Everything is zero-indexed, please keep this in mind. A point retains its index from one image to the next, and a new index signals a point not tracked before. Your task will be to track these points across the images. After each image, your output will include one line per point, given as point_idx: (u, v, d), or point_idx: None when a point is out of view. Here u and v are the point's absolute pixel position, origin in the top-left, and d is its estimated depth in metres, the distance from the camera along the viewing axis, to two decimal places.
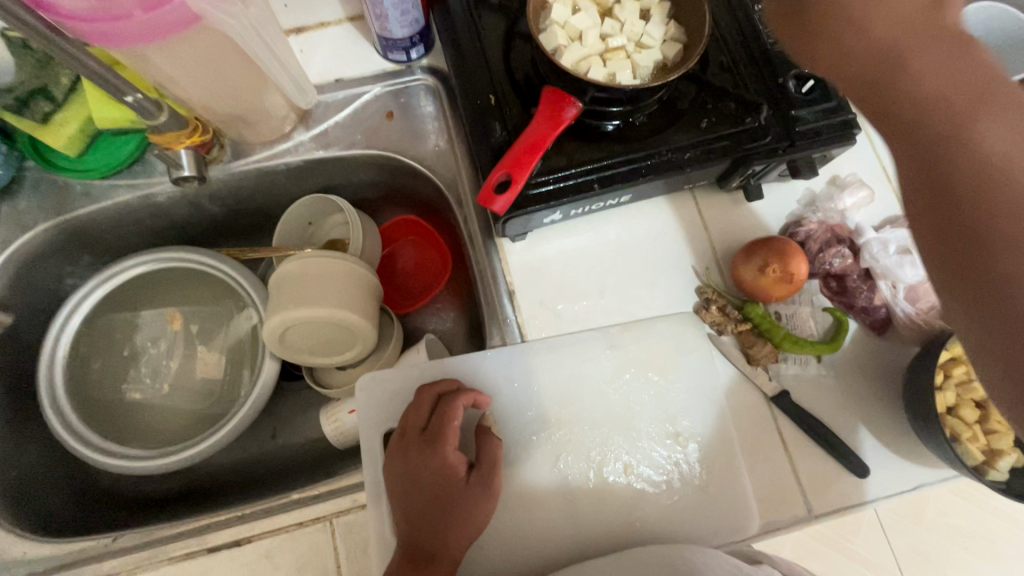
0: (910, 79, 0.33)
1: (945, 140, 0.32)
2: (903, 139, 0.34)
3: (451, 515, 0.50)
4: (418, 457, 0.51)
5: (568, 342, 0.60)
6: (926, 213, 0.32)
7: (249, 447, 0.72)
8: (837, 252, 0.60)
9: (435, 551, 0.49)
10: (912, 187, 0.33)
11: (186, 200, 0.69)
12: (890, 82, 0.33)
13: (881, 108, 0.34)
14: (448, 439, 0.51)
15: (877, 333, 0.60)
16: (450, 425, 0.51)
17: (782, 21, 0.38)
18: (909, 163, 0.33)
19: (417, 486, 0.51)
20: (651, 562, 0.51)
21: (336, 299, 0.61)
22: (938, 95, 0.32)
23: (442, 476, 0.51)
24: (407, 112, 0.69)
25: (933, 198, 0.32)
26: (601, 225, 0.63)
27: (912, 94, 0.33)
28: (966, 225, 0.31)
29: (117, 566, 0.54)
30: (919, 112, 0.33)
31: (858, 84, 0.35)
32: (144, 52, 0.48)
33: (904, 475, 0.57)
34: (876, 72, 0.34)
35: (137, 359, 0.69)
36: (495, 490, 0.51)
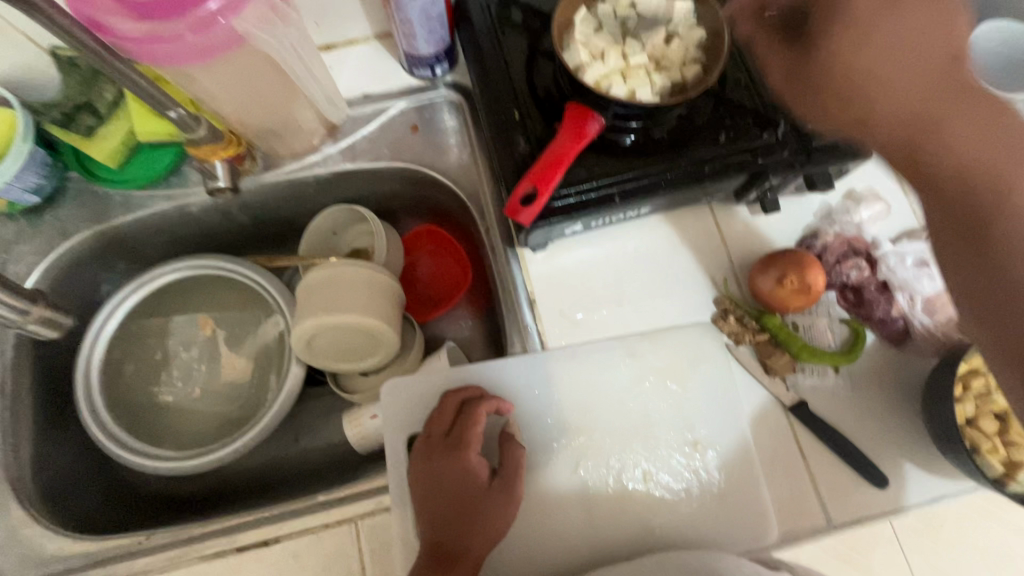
0: (940, 146, 0.38)
1: (973, 204, 0.37)
2: (935, 200, 0.39)
3: (475, 518, 0.51)
4: (442, 461, 0.53)
5: (588, 350, 0.61)
6: (957, 268, 0.38)
7: (274, 450, 0.73)
8: (852, 264, 0.60)
9: (458, 554, 0.50)
10: (946, 242, 0.39)
11: (219, 209, 0.71)
12: (921, 148, 0.38)
13: (913, 170, 0.39)
14: (472, 444, 0.52)
15: (895, 345, 0.61)
16: (473, 431, 0.53)
17: (803, 86, 0.43)
18: (939, 221, 0.39)
19: (440, 490, 0.52)
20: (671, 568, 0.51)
21: (362, 306, 0.63)
22: (958, 162, 0.37)
23: (464, 481, 0.52)
24: (430, 126, 0.72)
25: (966, 256, 0.38)
26: (619, 237, 0.65)
27: (939, 161, 0.38)
28: (991, 278, 0.36)
29: (149, 563, 0.56)
30: (946, 178, 0.38)
31: (885, 139, 0.40)
32: (190, 71, 0.51)
33: (923, 487, 0.57)
34: (907, 137, 0.39)
35: (169, 363, 0.71)
36: (516, 495, 0.53)
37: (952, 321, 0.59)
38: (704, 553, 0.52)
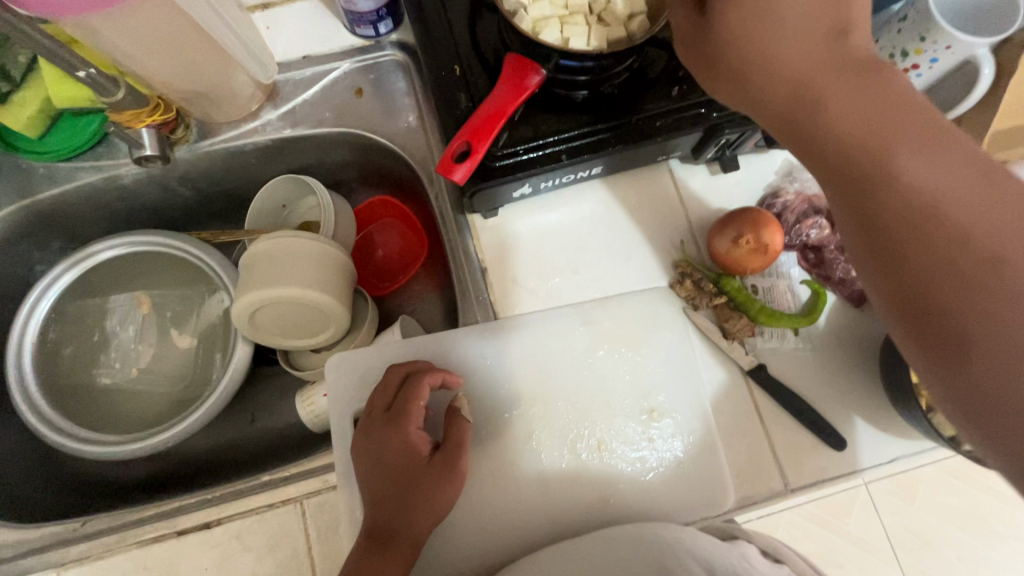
0: (825, 117, 0.35)
1: (867, 171, 0.34)
2: (828, 173, 0.36)
3: (416, 493, 0.49)
4: (380, 436, 0.50)
5: (540, 319, 0.59)
6: (863, 238, 0.35)
7: (227, 432, 0.71)
8: (813, 223, 0.59)
9: (399, 531, 0.48)
10: (846, 215, 0.36)
11: (155, 182, 0.67)
12: (805, 124, 0.36)
13: (799, 143, 0.37)
14: (411, 418, 0.50)
15: (856, 305, 0.59)
16: (415, 404, 0.50)
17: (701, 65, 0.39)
18: (835, 195, 0.36)
19: (379, 465, 0.50)
20: (619, 538, 0.50)
21: (305, 279, 0.60)
22: (874, 139, 0.34)
23: (404, 455, 0.49)
24: (377, 88, 0.68)
25: (861, 225, 0.35)
26: (574, 200, 0.62)
27: (831, 134, 0.35)
28: (920, 288, 0.32)
29: (84, 551, 0.53)
30: (836, 148, 0.35)
31: (777, 122, 0.38)
32: (90, 22, 0.47)
33: (881, 447, 0.56)
34: (787, 113, 0.37)
35: (108, 344, 0.68)
36: (459, 469, 0.50)
37: None
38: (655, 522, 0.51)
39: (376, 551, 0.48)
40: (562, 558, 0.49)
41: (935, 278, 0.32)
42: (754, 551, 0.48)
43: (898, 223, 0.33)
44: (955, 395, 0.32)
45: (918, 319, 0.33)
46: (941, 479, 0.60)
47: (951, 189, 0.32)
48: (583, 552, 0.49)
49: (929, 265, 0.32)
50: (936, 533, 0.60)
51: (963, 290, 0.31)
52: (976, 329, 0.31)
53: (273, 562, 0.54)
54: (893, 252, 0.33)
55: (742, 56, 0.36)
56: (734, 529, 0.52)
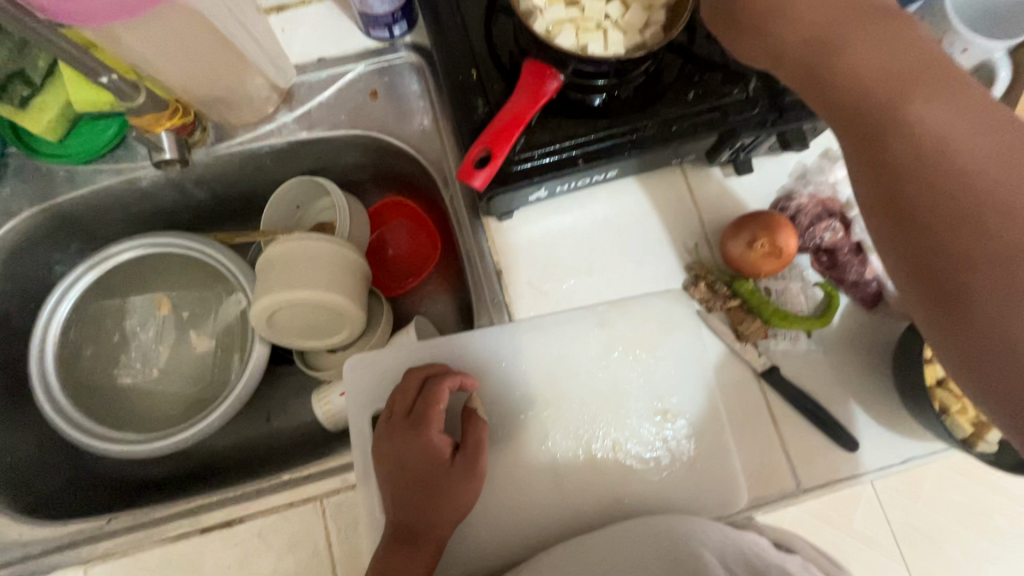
0: (847, 62, 0.36)
1: (882, 117, 0.35)
2: (843, 125, 0.37)
3: (438, 495, 0.50)
4: (403, 439, 0.51)
5: (555, 322, 0.60)
6: (871, 185, 0.35)
7: (244, 431, 0.72)
8: (827, 225, 0.59)
9: (421, 530, 0.50)
10: (864, 173, 0.36)
11: (172, 184, 0.68)
12: (826, 66, 0.37)
13: (825, 97, 0.38)
14: (433, 422, 0.50)
15: (869, 308, 0.59)
16: (435, 408, 0.51)
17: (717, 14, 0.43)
18: (851, 147, 0.37)
19: (401, 468, 0.51)
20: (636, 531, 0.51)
21: (322, 282, 0.61)
22: (879, 79, 0.35)
23: (426, 458, 0.50)
24: (392, 90, 0.68)
25: (870, 176, 0.36)
26: (589, 202, 0.63)
27: (849, 81, 0.36)
28: (915, 226, 0.33)
29: (111, 547, 0.55)
30: (852, 99, 0.36)
31: (795, 67, 0.39)
32: (114, 30, 0.47)
33: (892, 448, 0.57)
34: (811, 57, 0.38)
35: (128, 344, 0.69)
36: (480, 470, 0.51)
37: None
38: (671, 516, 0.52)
39: (399, 551, 0.49)
40: (580, 550, 0.50)
41: (934, 216, 0.32)
42: (767, 545, 0.49)
43: (900, 170, 0.34)
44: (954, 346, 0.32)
45: (919, 265, 0.33)
46: (945, 477, 0.61)
47: (959, 135, 0.33)
48: (599, 543, 0.50)
49: (945, 211, 0.32)
50: (942, 530, 0.60)
51: (952, 224, 0.32)
52: (976, 278, 0.31)
53: (294, 560, 0.55)
54: (895, 192, 0.34)
55: (756, 14, 0.40)
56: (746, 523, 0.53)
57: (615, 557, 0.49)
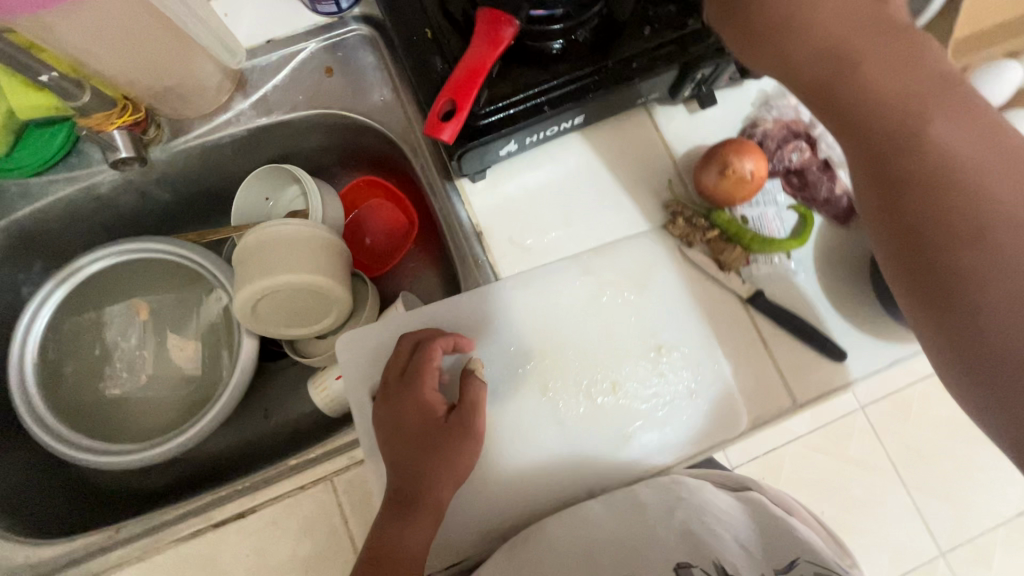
0: (864, 87, 0.38)
1: (900, 149, 0.38)
2: (860, 152, 0.40)
3: (435, 456, 0.50)
4: (400, 398, 0.51)
5: (540, 276, 0.60)
6: (883, 208, 0.40)
7: (244, 429, 0.71)
8: (794, 146, 0.60)
9: (418, 494, 0.49)
10: (880, 208, 0.40)
11: (133, 188, 0.66)
12: (843, 93, 0.38)
13: (839, 121, 0.40)
14: (426, 377, 0.51)
15: (842, 224, 0.61)
16: (428, 365, 0.51)
17: (726, 12, 0.40)
18: (866, 171, 0.40)
19: (399, 430, 0.51)
20: (645, 500, 0.52)
21: (299, 264, 0.60)
22: (895, 105, 0.37)
23: (422, 417, 0.51)
24: (348, 65, 0.67)
25: (883, 195, 0.39)
26: (560, 155, 0.63)
27: (871, 108, 0.38)
28: (924, 253, 0.38)
29: (124, 555, 0.54)
30: (876, 132, 0.38)
31: (811, 84, 0.39)
32: (45, 19, 0.45)
33: (879, 354, 0.59)
34: (829, 79, 0.38)
35: (111, 355, 0.67)
36: (476, 427, 0.51)
37: None
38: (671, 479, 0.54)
39: (397, 514, 0.49)
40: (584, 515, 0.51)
41: (953, 254, 0.37)
42: (761, 510, 0.52)
43: (919, 198, 0.38)
44: (960, 352, 0.38)
45: (922, 282, 0.39)
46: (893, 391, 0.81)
47: (976, 165, 0.37)
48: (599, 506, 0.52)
49: (951, 238, 0.37)
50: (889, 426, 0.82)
51: (962, 252, 0.37)
52: (981, 292, 0.36)
53: (312, 542, 0.55)
54: (916, 222, 0.38)
55: (770, 23, 0.38)
56: (745, 480, 0.56)
57: (625, 525, 0.50)
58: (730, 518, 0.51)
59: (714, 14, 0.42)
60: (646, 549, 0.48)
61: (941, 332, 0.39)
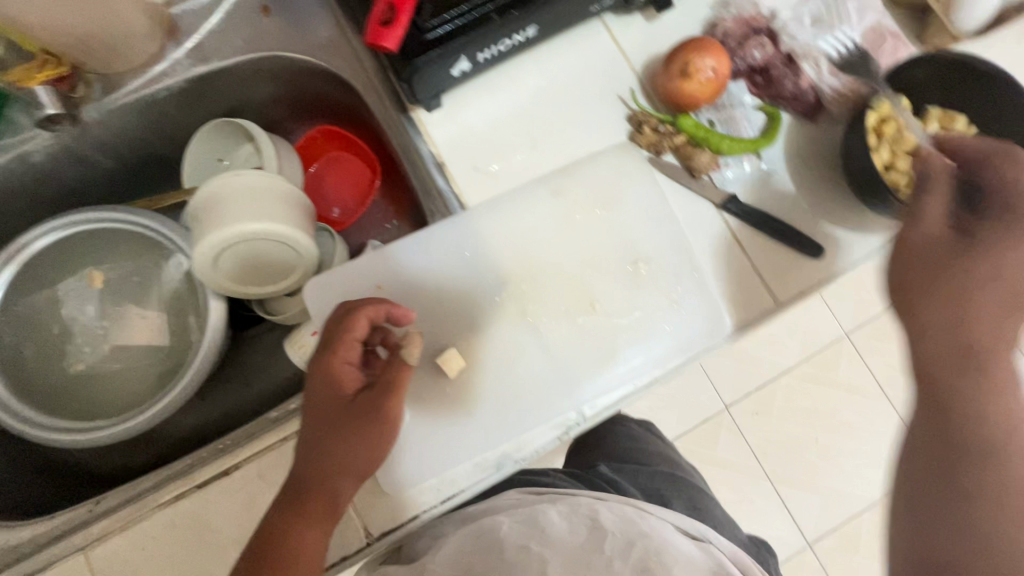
0: (998, 350, 0.46)
1: (957, 453, 0.46)
2: (923, 397, 0.48)
3: (339, 438, 0.47)
4: (313, 369, 0.48)
5: (508, 201, 0.58)
6: (932, 416, 0.47)
7: (224, 398, 0.70)
8: (755, 43, 0.59)
9: (313, 478, 0.47)
10: (923, 409, 0.48)
11: (70, 155, 0.62)
12: (984, 369, 0.46)
13: (919, 329, 0.48)
14: (339, 352, 0.48)
15: (810, 118, 0.59)
16: (346, 336, 0.48)
17: (916, 264, 0.49)
18: (926, 412, 0.48)
19: (308, 405, 0.48)
20: (608, 528, 0.50)
21: (251, 213, 0.57)
22: (1004, 407, 0.45)
23: (331, 393, 0.48)
24: (285, 3, 0.63)
25: (923, 387, 0.48)
26: (518, 76, 0.60)
27: (999, 416, 0.45)
28: (947, 459, 0.46)
29: (107, 527, 0.52)
30: (977, 410, 0.45)
31: (939, 353, 0.47)
32: None
33: (856, 246, 0.58)
34: (958, 355, 0.47)
35: (71, 332, 0.63)
36: (383, 415, 0.47)
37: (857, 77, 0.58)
38: (633, 511, 0.53)
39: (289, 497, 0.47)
40: (544, 520, 0.51)
41: (960, 531, 0.44)
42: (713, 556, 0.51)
43: (966, 469, 0.45)
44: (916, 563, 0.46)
45: (932, 472, 0.47)
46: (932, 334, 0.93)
47: (1015, 495, 0.44)
48: (559, 515, 0.51)
49: (975, 475, 0.45)
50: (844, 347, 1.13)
51: (963, 527, 0.44)
52: (1002, 541, 0.43)
53: None
54: (958, 492, 0.45)
55: (948, 296, 0.47)
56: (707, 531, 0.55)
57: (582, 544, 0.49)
58: (692, 562, 0.49)
59: (899, 247, 0.51)
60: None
61: (909, 526, 0.47)
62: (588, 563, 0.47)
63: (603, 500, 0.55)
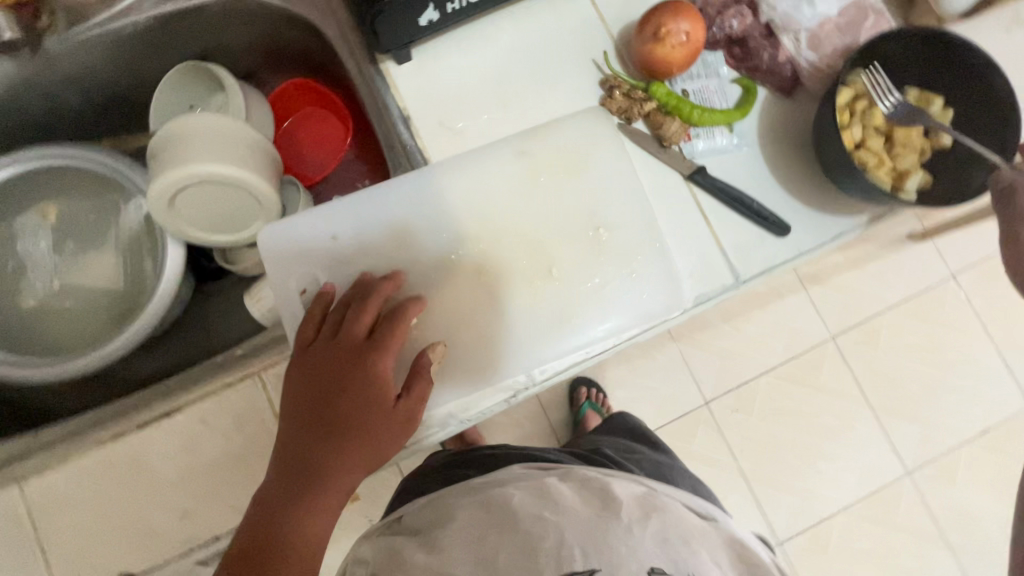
0: None
1: None
2: None
3: (359, 439, 0.45)
4: (349, 366, 0.47)
5: (470, 158, 0.56)
6: None
7: (181, 345, 0.69)
8: (734, 12, 0.57)
9: (319, 473, 0.44)
10: None
11: (32, 86, 0.61)
12: None
13: None
14: (386, 353, 0.47)
15: (787, 95, 0.58)
16: (395, 337, 0.47)
17: None
18: None
19: (334, 398, 0.46)
20: (620, 499, 0.50)
21: (208, 155, 0.55)
22: None
23: (368, 392, 0.46)
24: None
25: None
26: (493, 33, 0.59)
27: None
28: None
29: (42, 462, 0.51)
30: None
31: None
32: None
33: (824, 227, 0.57)
34: None
35: (26, 268, 0.63)
36: (415, 424, 0.48)
37: (836, 51, 0.56)
38: (646, 490, 0.53)
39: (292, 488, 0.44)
40: (555, 492, 0.51)
41: None
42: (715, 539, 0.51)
43: None
44: None
45: None
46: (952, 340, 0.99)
47: None
48: (570, 489, 0.51)
49: None
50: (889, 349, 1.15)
51: None
52: None
53: (241, 438, 0.53)
54: None
55: None
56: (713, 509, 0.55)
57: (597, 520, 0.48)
58: (699, 540, 0.50)
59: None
60: (618, 546, 0.46)
61: None
62: (605, 529, 0.47)
63: (612, 476, 0.54)
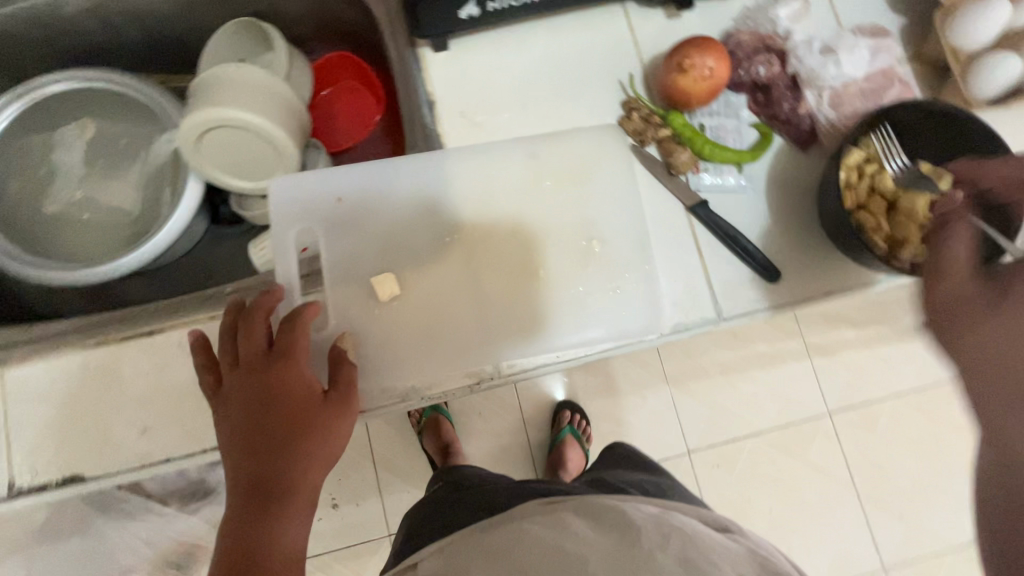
0: None
1: None
2: None
3: (310, 433, 0.45)
4: (260, 380, 0.46)
5: (482, 149, 0.58)
6: None
7: (181, 278, 0.72)
8: (763, 58, 0.59)
9: (279, 479, 0.44)
10: None
11: (98, 13, 0.66)
12: None
13: None
14: (296, 357, 0.47)
15: (803, 147, 0.59)
16: (298, 339, 0.48)
17: None
18: None
19: (260, 412, 0.45)
20: (638, 522, 0.49)
21: (239, 104, 0.58)
22: None
23: (297, 394, 0.46)
24: None
25: None
26: (528, 38, 0.61)
27: None
28: None
29: (26, 353, 0.54)
30: None
31: None
32: None
33: (814, 281, 0.57)
34: None
35: (56, 177, 0.66)
36: (355, 403, 0.48)
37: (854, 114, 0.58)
38: (659, 511, 0.53)
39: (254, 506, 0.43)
40: (566, 522, 0.50)
41: None
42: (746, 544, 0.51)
43: None
44: None
45: None
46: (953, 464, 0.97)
47: None
48: (582, 519, 0.50)
49: None
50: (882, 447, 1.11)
51: None
52: None
53: None
54: None
55: None
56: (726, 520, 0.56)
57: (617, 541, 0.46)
58: (730, 551, 0.49)
59: None
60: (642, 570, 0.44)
61: None
62: (625, 553, 0.45)
63: (624, 500, 0.55)
